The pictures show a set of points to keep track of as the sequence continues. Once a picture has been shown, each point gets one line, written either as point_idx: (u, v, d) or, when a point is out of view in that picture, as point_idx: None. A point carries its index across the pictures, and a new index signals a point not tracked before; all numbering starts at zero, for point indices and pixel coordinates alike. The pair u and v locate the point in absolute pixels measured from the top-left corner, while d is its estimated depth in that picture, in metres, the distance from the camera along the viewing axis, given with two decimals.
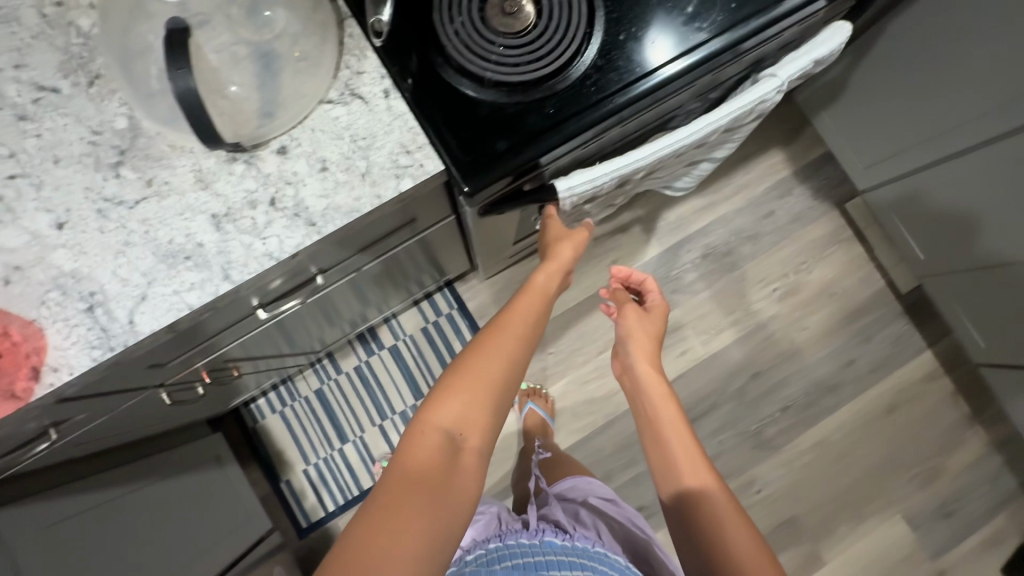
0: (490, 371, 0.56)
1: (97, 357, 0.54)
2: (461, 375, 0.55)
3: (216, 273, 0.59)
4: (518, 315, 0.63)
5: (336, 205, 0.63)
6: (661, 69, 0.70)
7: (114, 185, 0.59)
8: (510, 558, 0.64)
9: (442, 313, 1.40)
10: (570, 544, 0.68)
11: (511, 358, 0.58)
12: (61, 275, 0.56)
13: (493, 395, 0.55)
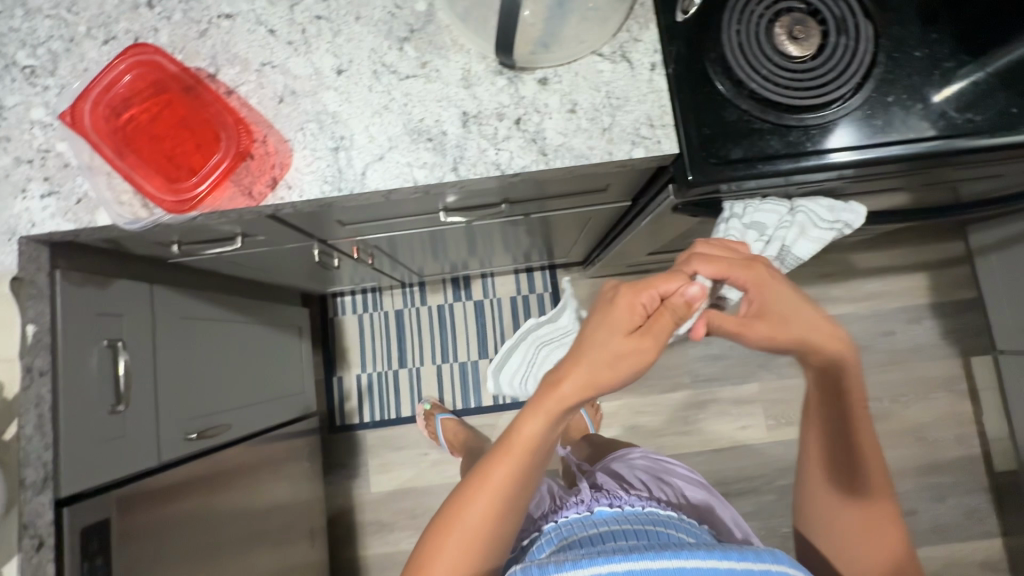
0: (509, 474, 0.51)
1: (327, 190, 0.63)
2: (491, 475, 0.52)
3: (447, 162, 0.65)
4: (539, 412, 0.51)
5: (570, 146, 0.65)
6: (865, 151, 0.65)
7: (393, 57, 0.67)
8: (571, 530, 0.71)
9: (535, 291, 1.65)
10: (621, 511, 0.74)
11: (531, 460, 0.51)
12: (325, 112, 0.66)
13: (499, 507, 0.52)
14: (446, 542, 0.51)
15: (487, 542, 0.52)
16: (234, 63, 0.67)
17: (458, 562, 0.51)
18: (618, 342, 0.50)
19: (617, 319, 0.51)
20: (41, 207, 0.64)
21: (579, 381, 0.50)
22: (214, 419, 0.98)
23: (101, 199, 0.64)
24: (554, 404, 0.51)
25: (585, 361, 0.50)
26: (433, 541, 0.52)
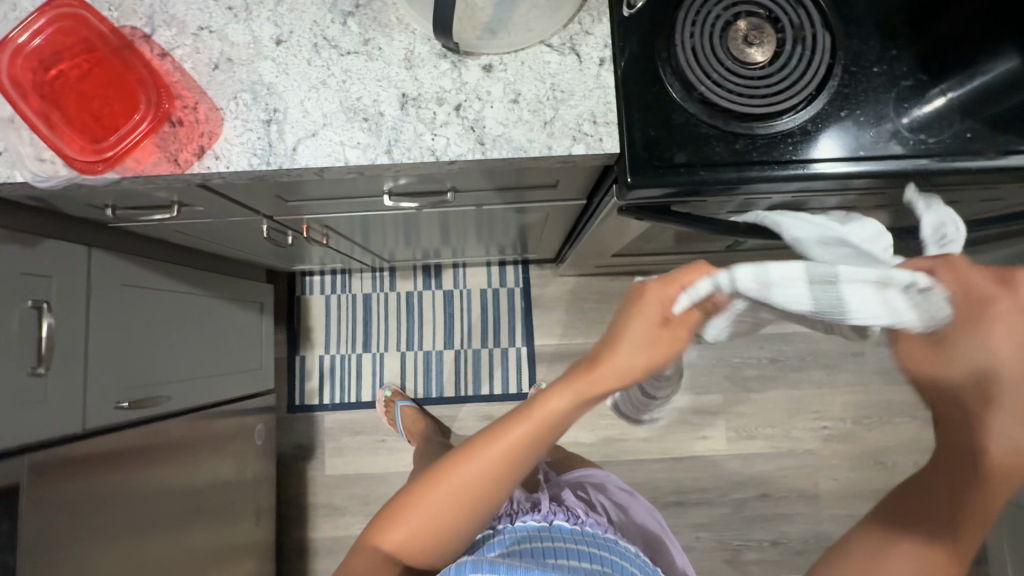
0: (512, 442, 0.49)
1: (254, 163, 0.61)
2: (496, 435, 0.50)
3: (381, 144, 0.63)
4: (574, 390, 0.47)
5: (509, 138, 0.63)
6: (811, 165, 0.63)
7: (334, 31, 0.64)
8: (524, 540, 0.72)
9: (507, 285, 1.63)
10: (578, 531, 0.76)
11: (544, 431, 0.49)
12: (260, 83, 0.64)
13: (506, 473, 0.50)
14: (443, 482, 0.52)
15: (485, 497, 0.52)
16: (171, 25, 0.65)
17: (454, 502, 0.52)
18: (658, 338, 0.45)
19: (650, 312, 0.45)
20: None
21: (613, 372, 0.45)
22: (149, 391, 0.96)
23: (24, 155, 0.62)
24: (589, 387, 0.46)
25: (624, 350, 0.45)
26: (430, 480, 0.52)
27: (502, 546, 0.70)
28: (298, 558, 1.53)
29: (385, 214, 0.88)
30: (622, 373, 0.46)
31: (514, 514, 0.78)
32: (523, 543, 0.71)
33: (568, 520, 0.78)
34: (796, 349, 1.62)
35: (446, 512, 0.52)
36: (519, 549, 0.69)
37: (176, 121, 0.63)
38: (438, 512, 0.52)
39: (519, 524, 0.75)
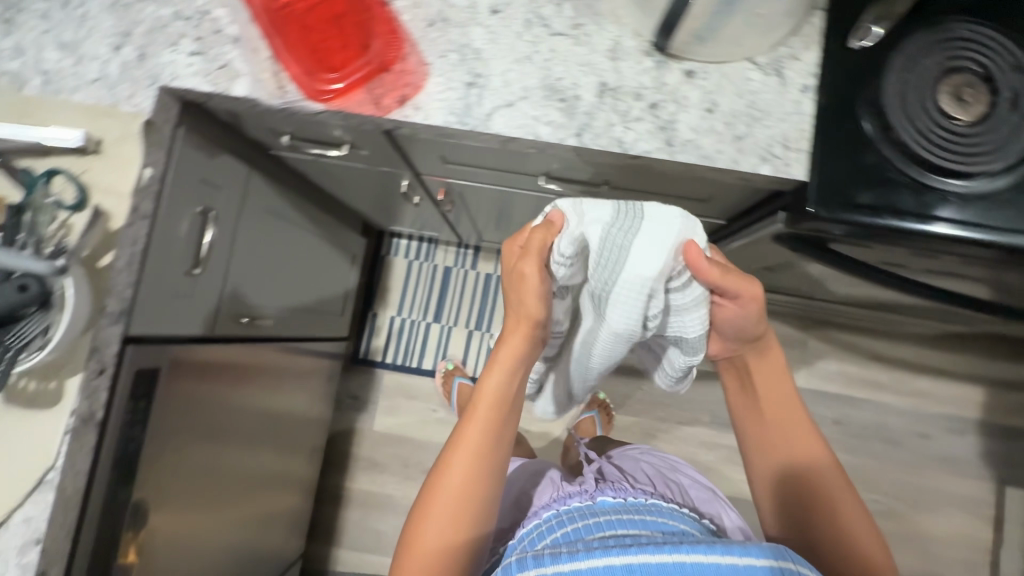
0: (473, 436, 0.60)
1: (452, 120, 0.64)
2: (460, 441, 0.60)
3: (572, 126, 0.64)
4: (499, 369, 0.61)
5: (697, 144, 0.64)
6: (998, 232, 0.61)
7: (548, 11, 0.66)
8: (573, 520, 0.70)
9: None
10: (624, 500, 0.73)
11: (491, 413, 0.61)
12: (469, 47, 0.66)
13: (477, 457, 0.60)
14: (436, 500, 0.59)
15: (474, 491, 0.59)
16: None
17: (449, 511, 0.58)
18: (530, 281, 0.57)
19: (530, 285, 0.57)
20: (186, 63, 0.67)
21: (515, 345, 0.61)
22: (261, 313, 1.01)
23: (242, 71, 0.66)
24: (511, 359, 0.61)
25: (523, 328, 0.60)
26: (424, 508, 0.59)
27: (554, 528, 0.70)
28: (331, 504, 1.57)
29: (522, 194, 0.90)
30: (510, 351, 0.61)
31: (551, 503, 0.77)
32: (569, 522, 0.70)
33: (613, 493, 0.75)
34: (865, 416, 1.56)
35: (445, 525, 0.58)
36: (565, 531, 0.69)
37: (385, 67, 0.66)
38: (437, 528, 0.58)
39: (561, 506, 0.74)
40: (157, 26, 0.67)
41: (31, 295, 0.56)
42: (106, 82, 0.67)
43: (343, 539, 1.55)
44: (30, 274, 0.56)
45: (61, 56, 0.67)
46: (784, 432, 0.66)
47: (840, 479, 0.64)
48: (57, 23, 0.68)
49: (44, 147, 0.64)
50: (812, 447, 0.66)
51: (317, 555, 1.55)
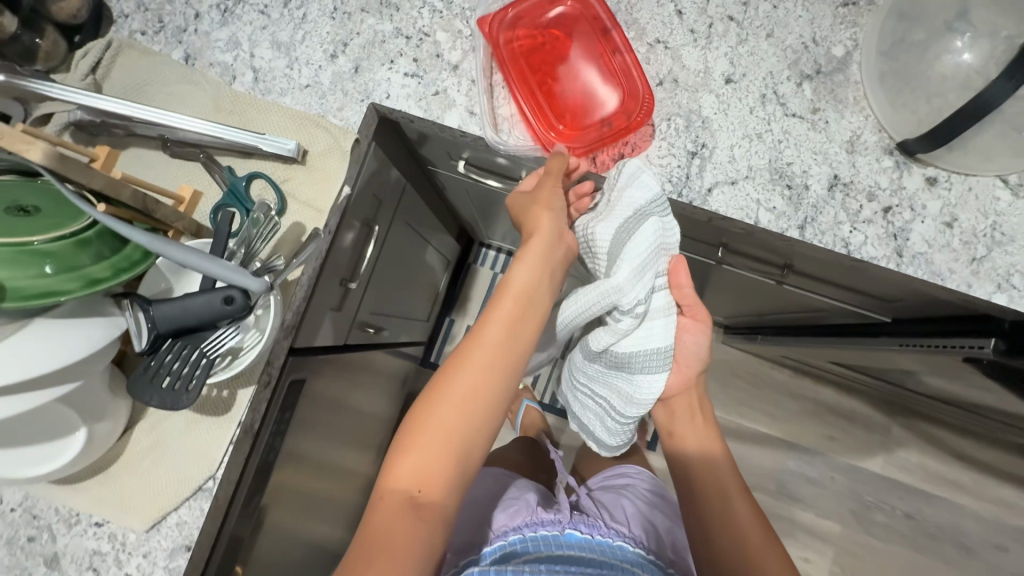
0: (487, 335, 0.55)
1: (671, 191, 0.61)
2: (471, 342, 0.56)
3: (796, 217, 0.61)
4: (527, 264, 0.58)
5: (929, 259, 0.59)
6: None
7: (787, 89, 0.62)
8: (537, 554, 0.62)
9: None
10: (594, 538, 0.66)
11: (517, 331, 0.57)
12: (697, 114, 0.62)
13: (494, 358, 0.55)
14: (440, 399, 0.53)
15: (484, 399, 0.54)
16: (630, 28, 0.64)
17: (456, 419, 0.53)
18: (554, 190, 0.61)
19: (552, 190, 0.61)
20: (400, 84, 0.64)
21: (539, 244, 0.60)
22: (378, 321, 0.99)
23: (458, 102, 0.64)
24: (536, 264, 0.59)
25: (546, 207, 0.61)
26: (424, 404, 0.54)
27: (511, 563, 0.61)
28: None
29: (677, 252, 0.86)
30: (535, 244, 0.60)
31: (516, 525, 0.67)
32: (532, 553, 0.62)
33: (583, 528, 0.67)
34: None
35: (443, 431, 0.53)
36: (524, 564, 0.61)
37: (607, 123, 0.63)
38: (437, 428, 0.52)
39: (527, 532, 0.66)
40: (375, 40, 0.65)
41: (235, 309, 0.55)
42: (316, 90, 0.65)
43: None
44: (237, 286, 0.55)
45: (274, 54, 0.65)
46: (698, 462, 0.66)
47: (732, 471, 0.65)
48: (275, 20, 0.66)
49: (252, 150, 0.63)
50: (714, 446, 0.67)
51: None
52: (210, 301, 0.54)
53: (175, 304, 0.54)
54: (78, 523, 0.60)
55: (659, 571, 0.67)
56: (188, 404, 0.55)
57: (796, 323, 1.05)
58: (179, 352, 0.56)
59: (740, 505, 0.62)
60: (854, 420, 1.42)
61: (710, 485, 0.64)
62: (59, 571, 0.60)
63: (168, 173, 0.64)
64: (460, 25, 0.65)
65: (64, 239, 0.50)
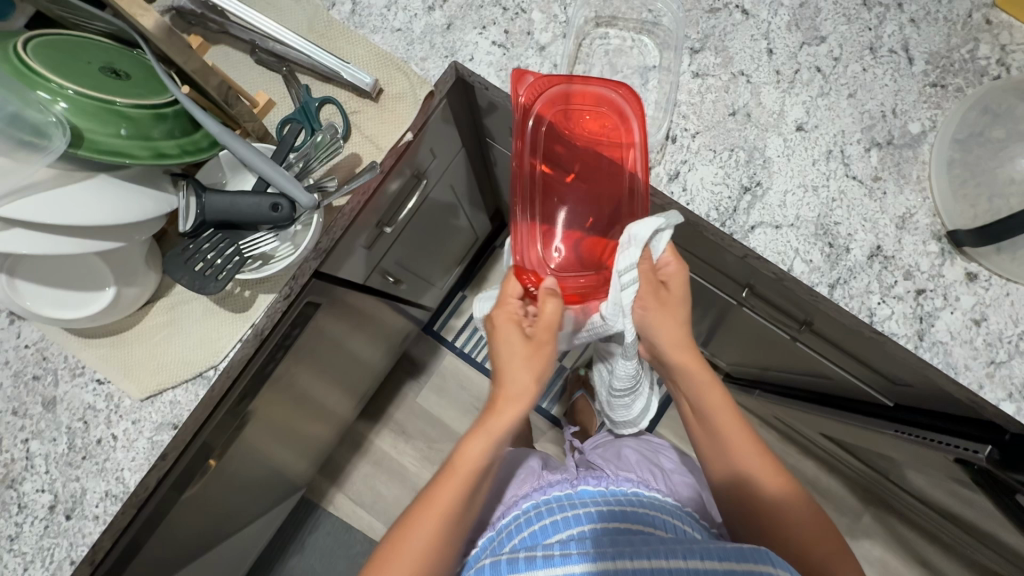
0: (441, 500, 0.55)
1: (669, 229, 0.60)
2: (423, 509, 0.55)
3: (829, 274, 0.61)
4: (486, 438, 0.56)
5: (947, 350, 0.60)
6: None
7: (854, 151, 0.63)
8: (550, 517, 0.65)
9: None
10: (606, 490, 0.68)
11: (469, 496, 0.56)
12: (760, 152, 0.63)
13: (439, 531, 0.55)
14: (390, 570, 0.54)
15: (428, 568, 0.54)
16: (718, 54, 0.65)
17: None
18: (531, 348, 0.58)
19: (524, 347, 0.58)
20: (486, 50, 0.66)
21: (507, 406, 0.57)
22: (398, 272, 1.01)
23: None
24: (501, 430, 0.57)
25: (518, 365, 0.57)
26: (378, 569, 0.54)
27: (533, 529, 0.64)
28: (348, 447, 1.50)
29: (704, 285, 0.86)
30: (511, 409, 0.57)
31: (526, 493, 0.70)
32: (545, 517, 0.65)
33: (594, 482, 0.69)
34: None
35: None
36: (539, 529, 0.64)
37: (671, 138, 0.64)
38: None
39: (537, 496, 0.69)
40: (473, 3, 0.67)
41: (280, 217, 0.57)
42: (405, 35, 0.67)
43: (346, 485, 1.48)
44: (287, 196, 0.57)
45: None
46: (716, 440, 0.61)
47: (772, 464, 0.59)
48: None
49: (331, 75, 0.65)
50: (745, 442, 0.60)
51: (314, 490, 1.48)
52: (259, 204, 0.57)
53: (227, 197, 0.57)
54: (81, 374, 0.63)
55: (677, 509, 0.69)
56: (213, 291, 0.58)
57: (798, 387, 1.05)
58: (217, 244, 0.58)
59: (773, 478, 0.58)
60: (830, 499, 1.40)
61: (737, 461, 0.60)
62: (54, 414, 0.63)
63: (248, 76, 0.67)
64: (557, 9, 0.67)
65: (144, 108, 0.52)
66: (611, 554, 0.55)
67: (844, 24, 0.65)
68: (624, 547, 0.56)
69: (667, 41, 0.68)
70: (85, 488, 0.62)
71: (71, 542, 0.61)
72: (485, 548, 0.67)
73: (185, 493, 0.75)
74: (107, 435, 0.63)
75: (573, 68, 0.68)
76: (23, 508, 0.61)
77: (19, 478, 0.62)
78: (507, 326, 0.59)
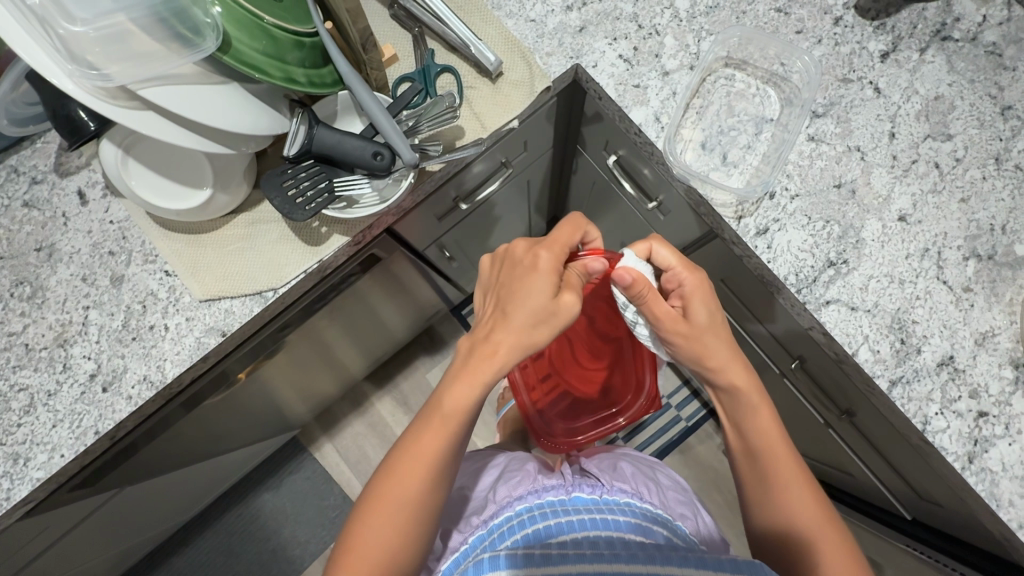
0: (428, 444, 0.54)
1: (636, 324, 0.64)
2: (402, 454, 0.54)
3: (893, 371, 0.60)
4: (468, 382, 0.52)
5: (994, 480, 0.57)
6: None
7: (951, 256, 0.61)
8: (544, 520, 0.65)
9: (679, 411, 1.36)
10: (600, 498, 0.69)
11: (455, 437, 0.54)
12: (855, 231, 0.62)
13: (428, 470, 0.54)
14: (375, 519, 0.53)
15: (420, 512, 0.54)
16: (839, 124, 0.64)
17: (393, 533, 0.53)
18: (528, 284, 0.53)
19: (528, 280, 0.53)
20: (611, 61, 0.67)
21: (504, 338, 0.52)
22: (453, 251, 1.02)
23: (650, 103, 0.66)
24: (485, 362, 0.52)
25: (519, 291, 0.53)
26: (359, 526, 0.54)
27: (528, 529, 0.64)
28: (349, 403, 1.51)
29: (751, 345, 0.86)
30: (495, 357, 0.52)
31: (520, 495, 0.70)
32: (539, 521, 0.65)
33: (588, 490, 0.70)
34: None
35: (387, 531, 0.53)
36: (534, 530, 0.64)
37: (769, 194, 0.63)
38: (370, 550, 0.53)
39: (532, 500, 0.69)
40: (611, 14, 0.68)
41: (377, 166, 0.59)
42: (537, 27, 0.68)
43: (338, 438, 1.49)
44: (392, 149, 0.59)
45: None
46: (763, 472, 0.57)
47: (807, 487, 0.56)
48: None
49: (459, 46, 0.67)
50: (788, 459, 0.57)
51: (305, 434, 1.50)
52: (363, 149, 0.59)
53: (335, 135, 0.59)
54: (153, 262, 0.66)
55: (671, 523, 0.69)
56: (299, 218, 0.59)
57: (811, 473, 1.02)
58: (314, 176, 0.61)
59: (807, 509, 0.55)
60: None
61: (778, 494, 0.56)
62: (118, 290, 0.66)
63: (381, 28, 0.68)
64: (691, 40, 0.67)
65: (288, 32, 0.54)
66: (611, 557, 0.56)
67: (976, 128, 0.64)
68: (620, 551, 0.57)
69: (792, 98, 0.67)
70: (127, 366, 0.64)
71: (101, 413, 0.64)
72: (475, 546, 0.66)
73: (205, 402, 0.77)
74: (159, 323, 0.65)
75: (691, 100, 0.68)
76: (67, 369, 0.64)
77: (71, 340, 0.65)
78: (531, 265, 0.54)
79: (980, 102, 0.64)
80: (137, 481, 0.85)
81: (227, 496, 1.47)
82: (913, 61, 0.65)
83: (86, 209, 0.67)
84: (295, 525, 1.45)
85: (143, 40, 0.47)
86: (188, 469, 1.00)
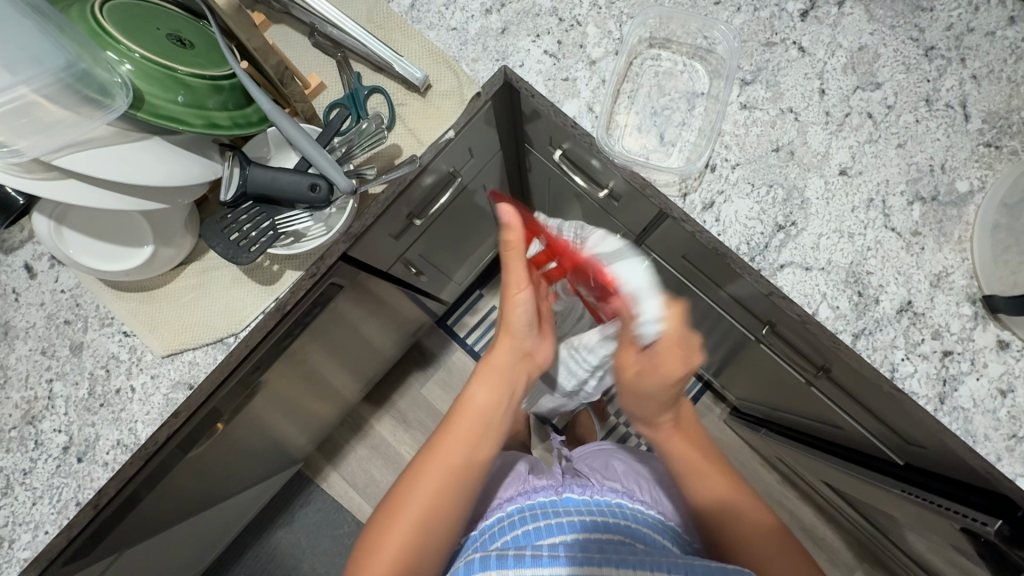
0: (460, 437, 0.63)
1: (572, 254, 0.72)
2: (439, 439, 0.63)
3: (856, 324, 0.60)
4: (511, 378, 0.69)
5: (966, 416, 0.58)
6: None
7: (896, 203, 0.62)
8: (534, 522, 0.64)
9: None
10: (591, 498, 0.67)
11: (480, 431, 0.64)
12: (799, 192, 0.63)
13: (462, 455, 0.62)
14: (409, 491, 0.61)
15: (456, 480, 0.62)
16: (769, 88, 0.65)
17: (423, 503, 0.60)
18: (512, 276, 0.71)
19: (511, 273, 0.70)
20: (537, 58, 0.67)
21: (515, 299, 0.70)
22: (420, 265, 1.02)
23: (582, 94, 0.66)
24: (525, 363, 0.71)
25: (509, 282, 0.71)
26: (394, 503, 0.61)
27: (518, 531, 0.64)
28: (348, 429, 1.51)
29: (724, 315, 0.85)
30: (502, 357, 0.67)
31: (511, 496, 0.70)
32: (529, 522, 0.64)
33: (580, 489, 0.68)
34: None
35: (419, 501, 0.60)
36: (523, 533, 0.63)
37: (710, 167, 0.64)
38: (404, 526, 0.59)
39: (523, 500, 0.68)
40: (530, 12, 0.68)
41: (316, 198, 0.59)
42: (460, 35, 0.68)
43: (342, 466, 1.49)
44: (326, 178, 0.59)
45: None
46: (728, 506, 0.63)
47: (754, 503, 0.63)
48: None
49: (384, 66, 0.67)
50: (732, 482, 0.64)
51: (309, 466, 1.49)
52: (299, 183, 0.59)
53: (269, 172, 0.59)
54: (110, 325, 0.66)
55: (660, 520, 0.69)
56: (244, 261, 0.59)
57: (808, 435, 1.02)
58: (254, 217, 0.60)
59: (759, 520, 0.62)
60: (830, 555, 1.26)
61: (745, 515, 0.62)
62: (79, 358, 0.65)
63: (305, 57, 0.68)
64: (612, 26, 0.67)
65: (203, 78, 0.54)
66: (600, 561, 0.56)
67: (903, 73, 0.64)
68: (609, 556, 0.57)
69: (719, 69, 0.68)
70: (99, 434, 0.64)
71: (79, 484, 0.63)
72: (469, 546, 0.67)
73: (190, 453, 0.76)
74: (125, 386, 0.65)
75: (621, 86, 0.68)
76: (39, 445, 0.64)
77: (39, 415, 0.65)
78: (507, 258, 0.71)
79: (904, 47, 0.65)
80: (136, 543, 0.85)
81: (241, 540, 1.46)
82: (833, 15, 0.66)
83: (35, 282, 0.67)
84: (312, 559, 1.45)
85: (50, 110, 0.47)
86: (190, 522, 0.99)
